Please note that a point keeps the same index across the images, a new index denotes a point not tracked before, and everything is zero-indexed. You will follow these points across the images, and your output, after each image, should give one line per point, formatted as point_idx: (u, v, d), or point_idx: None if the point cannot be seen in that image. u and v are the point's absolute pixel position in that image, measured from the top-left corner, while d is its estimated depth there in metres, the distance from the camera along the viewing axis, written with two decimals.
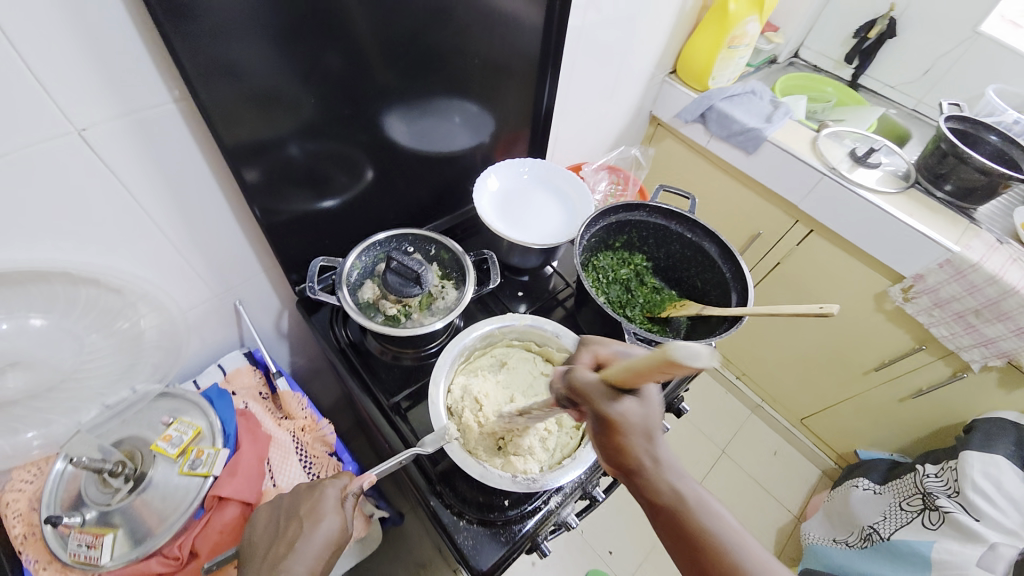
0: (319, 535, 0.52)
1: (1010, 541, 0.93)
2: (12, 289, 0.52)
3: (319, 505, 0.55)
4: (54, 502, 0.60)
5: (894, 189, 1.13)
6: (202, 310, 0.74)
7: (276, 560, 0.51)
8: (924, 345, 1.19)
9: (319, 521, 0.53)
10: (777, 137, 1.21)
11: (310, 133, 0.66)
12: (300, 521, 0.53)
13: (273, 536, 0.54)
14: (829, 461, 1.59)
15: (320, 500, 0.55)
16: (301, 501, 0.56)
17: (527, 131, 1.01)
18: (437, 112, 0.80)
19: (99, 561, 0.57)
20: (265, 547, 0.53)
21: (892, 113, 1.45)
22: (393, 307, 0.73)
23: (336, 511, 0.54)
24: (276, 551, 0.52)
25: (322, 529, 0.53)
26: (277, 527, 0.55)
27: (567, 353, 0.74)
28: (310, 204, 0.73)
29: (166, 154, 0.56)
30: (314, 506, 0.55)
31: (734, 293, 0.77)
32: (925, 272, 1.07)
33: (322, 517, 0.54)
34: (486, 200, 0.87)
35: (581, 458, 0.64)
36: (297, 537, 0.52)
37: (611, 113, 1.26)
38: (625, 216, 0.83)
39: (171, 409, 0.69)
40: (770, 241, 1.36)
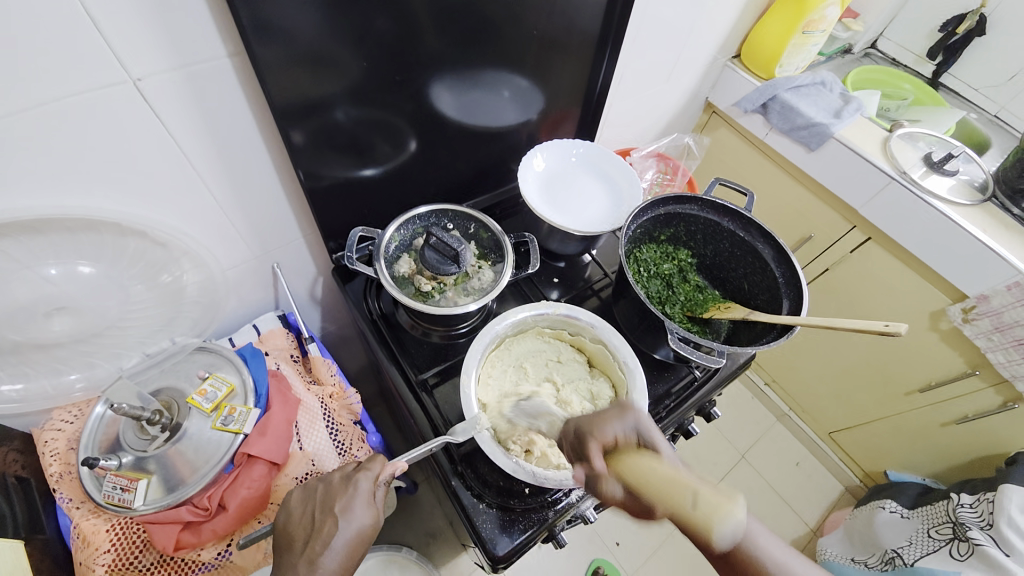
0: (354, 529, 0.55)
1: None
2: (63, 236, 0.53)
3: (354, 500, 0.56)
4: (92, 444, 0.62)
5: (968, 201, 1.04)
6: (241, 270, 0.74)
7: (313, 549, 0.53)
8: (977, 371, 1.12)
9: (353, 514, 0.55)
10: (843, 134, 1.13)
11: (356, 98, 0.64)
12: (337, 515, 0.55)
13: (307, 529, 0.55)
14: (855, 478, 1.53)
15: (355, 496, 0.56)
16: (335, 493, 0.57)
17: (576, 111, 0.96)
18: (486, 85, 0.77)
19: (131, 505, 0.59)
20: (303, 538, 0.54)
21: (972, 118, 1.33)
22: (427, 283, 0.72)
23: (369, 506, 0.56)
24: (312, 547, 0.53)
25: (356, 525, 0.55)
26: (312, 518, 0.56)
27: (600, 343, 0.72)
28: (351, 171, 0.71)
29: (217, 110, 0.55)
30: (349, 499, 0.56)
31: (785, 300, 0.72)
32: (990, 293, 0.99)
33: (356, 511, 0.55)
34: (530, 179, 0.84)
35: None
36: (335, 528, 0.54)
37: (666, 96, 1.20)
38: (674, 209, 0.79)
39: (206, 364, 0.70)
40: (821, 246, 1.29)
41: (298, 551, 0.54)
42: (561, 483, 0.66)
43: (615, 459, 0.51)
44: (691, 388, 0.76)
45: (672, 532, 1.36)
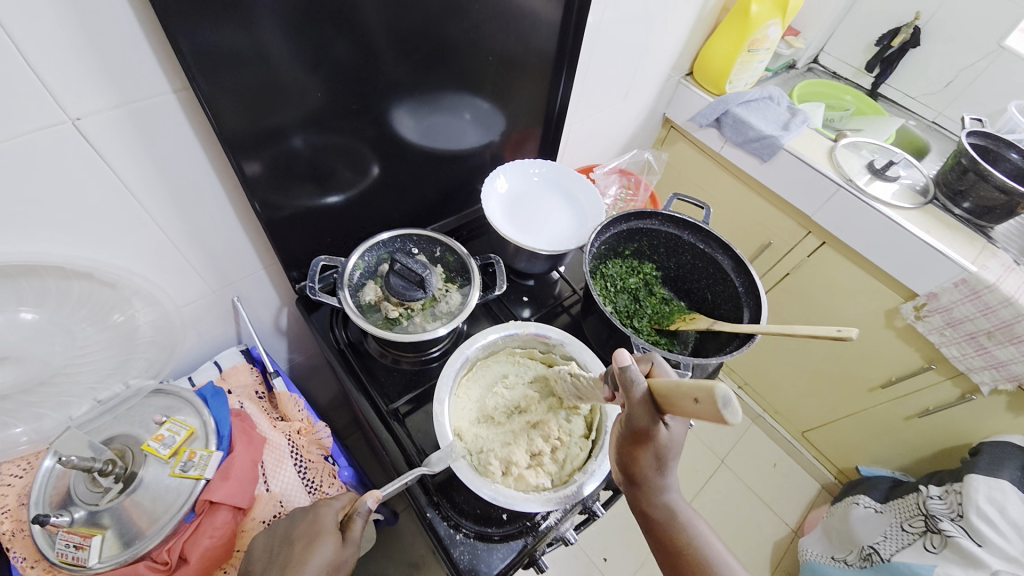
0: (316, 559, 0.50)
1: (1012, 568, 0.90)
2: (2, 283, 0.50)
3: (313, 527, 0.54)
4: (42, 500, 0.58)
5: (911, 205, 1.11)
6: (199, 306, 0.71)
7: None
8: (933, 364, 1.17)
9: (316, 542, 0.52)
10: (792, 145, 1.18)
11: (314, 125, 0.63)
12: (297, 547, 0.52)
13: (267, 560, 0.54)
14: (829, 475, 1.57)
15: (315, 522, 0.55)
16: (298, 524, 0.55)
17: (538, 130, 0.98)
18: (447, 108, 0.78)
19: (85, 564, 0.55)
20: (263, 566, 0.53)
21: (910, 125, 1.42)
22: (394, 310, 0.71)
23: (332, 532, 0.53)
24: None
25: (317, 555, 0.51)
26: (272, 551, 0.54)
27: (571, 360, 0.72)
28: (312, 199, 0.71)
29: (164, 146, 0.53)
30: (311, 526, 0.54)
31: (746, 309, 0.74)
32: (939, 290, 1.05)
33: (317, 540, 0.52)
34: (494, 202, 0.84)
35: (592, 472, 0.63)
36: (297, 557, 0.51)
37: (625, 113, 1.23)
38: (637, 223, 0.80)
39: (163, 407, 0.67)
40: (781, 251, 1.34)
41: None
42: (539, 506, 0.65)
43: (625, 447, 0.53)
44: None
45: None
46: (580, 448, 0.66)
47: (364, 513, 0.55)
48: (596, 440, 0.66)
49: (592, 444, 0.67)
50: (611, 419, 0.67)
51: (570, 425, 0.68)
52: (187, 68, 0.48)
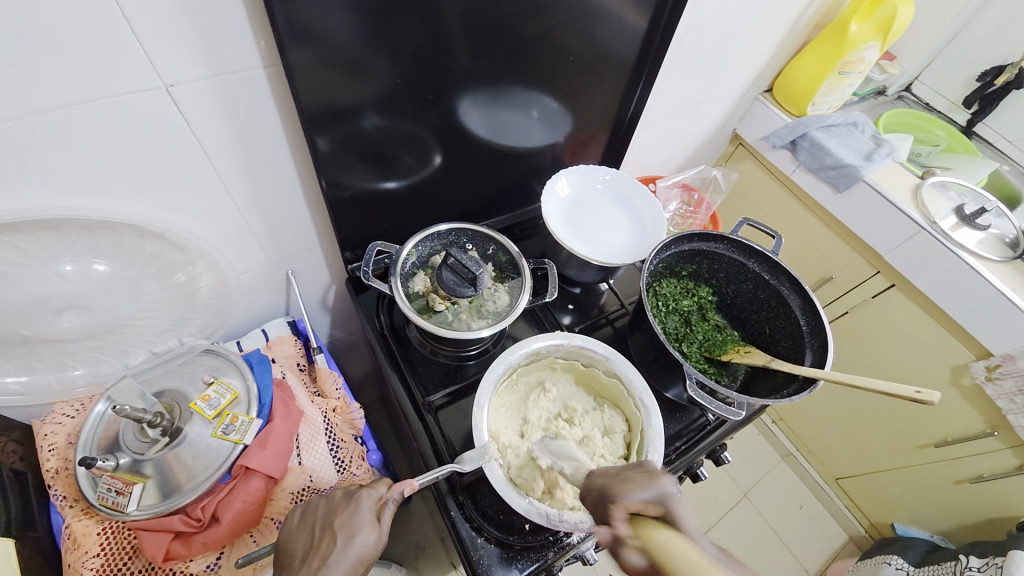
0: (354, 550, 0.51)
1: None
2: (81, 234, 0.52)
3: (355, 517, 0.53)
4: (90, 442, 0.61)
5: (999, 257, 1.02)
6: (256, 275, 0.73)
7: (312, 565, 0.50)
8: (996, 431, 1.08)
9: (354, 534, 0.52)
10: (873, 178, 1.10)
11: (386, 108, 0.63)
12: (339, 535, 0.52)
13: (307, 543, 0.52)
14: (859, 527, 1.49)
15: (356, 513, 0.54)
16: (336, 513, 0.54)
17: (604, 135, 0.95)
18: (515, 104, 0.76)
19: (124, 509, 0.57)
20: (303, 552, 0.52)
21: (1005, 169, 1.30)
22: (441, 303, 0.70)
23: (371, 525, 0.53)
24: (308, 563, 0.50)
25: (357, 544, 0.51)
26: (311, 533, 0.53)
27: (615, 377, 0.69)
28: (374, 183, 0.71)
29: (246, 120, 0.54)
30: (350, 517, 0.53)
31: (809, 350, 0.69)
32: (1017, 353, 0.96)
33: (356, 531, 0.52)
34: (553, 205, 0.82)
35: None
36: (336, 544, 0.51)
37: (694, 125, 1.18)
38: (699, 245, 0.77)
39: (212, 368, 0.69)
40: (842, 287, 1.26)
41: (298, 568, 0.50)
42: None
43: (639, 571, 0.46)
44: (703, 432, 0.73)
45: None
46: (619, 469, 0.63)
47: (397, 501, 0.56)
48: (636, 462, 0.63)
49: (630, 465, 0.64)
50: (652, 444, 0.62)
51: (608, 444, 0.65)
52: (278, 41, 0.49)
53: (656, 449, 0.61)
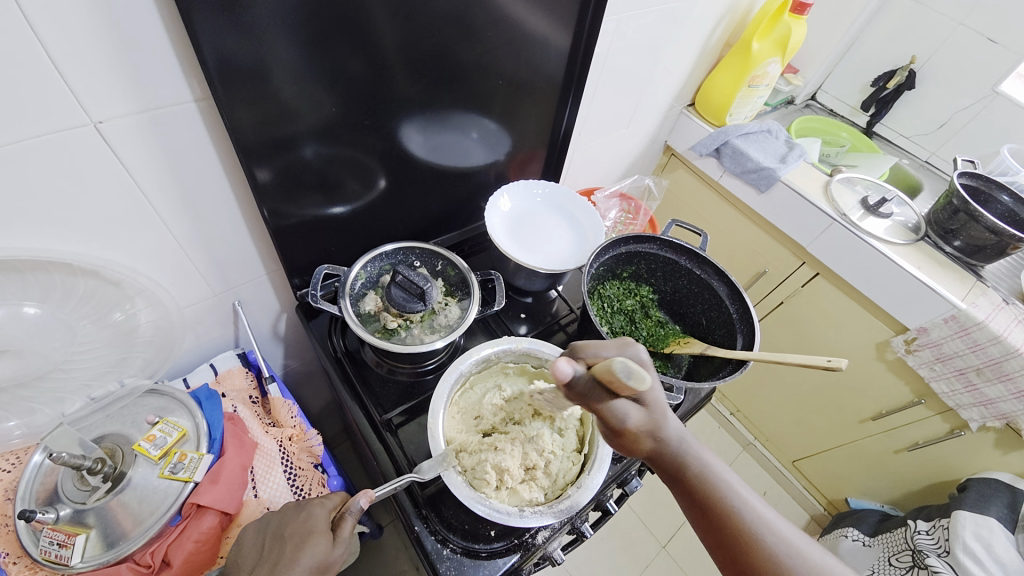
0: (306, 558, 0.50)
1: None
2: (8, 276, 0.51)
3: (307, 526, 0.53)
4: (29, 495, 0.57)
5: (904, 240, 1.13)
6: (200, 308, 0.72)
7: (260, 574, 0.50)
8: (923, 399, 1.18)
9: (306, 543, 0.52)
10: (789, 178, 1.21)
11: (326, 138, 0.65)
12: (290, 542, 0.51)
13: (257, 555, 0.52)
14: (818, 506, 1.57)
15: (308, 521, 0.54)
16: (288, 522, 0.54)
17: (542, 152, 1.00)
18: (455, 127, 0.80)
19: (68, 562, 0.54)
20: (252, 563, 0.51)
21: (904, 164, 1.46)
22: (393, 321, 0.71)
23: (325, 533, 0.53)
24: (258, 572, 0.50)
25: (309, 552, 0.50)
26: (262, 545, 0.53)
27: None
28: (319, 209, 0.72)
29: (181, 152, 0.55)
30: (302, 526, 0.53)
31: (740, 335, 0.75)
32: (929, 325, 1.07)
33: (309, 539, 0.52)
34: (496, 220, 0.86)
35: (585, 487, 0.63)
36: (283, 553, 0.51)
37: (627, 139, 1.26)
38: (635, 248, 0.82)
39: (157, 408, 0.67)
40: (775, 280, 1.36)
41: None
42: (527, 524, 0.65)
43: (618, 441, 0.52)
44: None
45: (645, 566, 1.40)
46: (572, 462, 0.66)
47: (356, 512, 0.54)
48: (589, 455, 0.67)
49: (584, 459, 0.67)
50: (603, 433, 0.68)
51: (561, 439, 0.68)
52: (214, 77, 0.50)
53: (603, 445, 0.67)
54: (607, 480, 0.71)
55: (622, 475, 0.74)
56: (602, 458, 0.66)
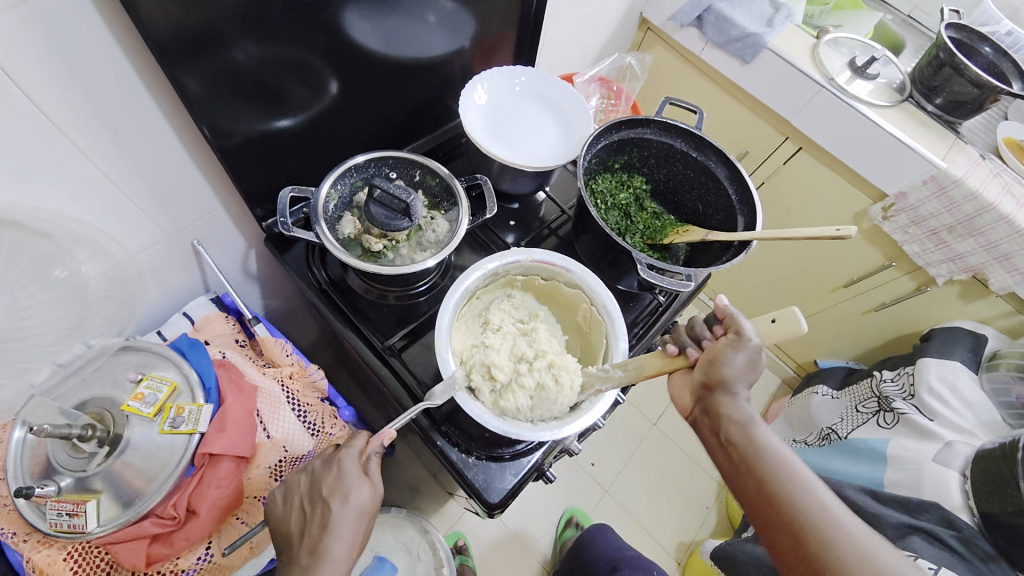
0: (352, 509, 0.50)
1: (965, 439, 1.00)
2: None
3: (342, 480, 0.51)
4: (22, 472, 0.54)
5: (888, 102, 1.10)
6: (155, 252, 0.63)
7: (317, 547, 0.48)
8: (894, 262, 1.24)
9: (346, 494, 0.50)
10: (776, 44, 1.12)
11: (258, 34, 0.53)
12: (332, 500, 0.50)
13: (301, 520, 0.51)
14: (789, 370, 1.72)
15: (342, 475, 0.51)
16: (322, 480, 0.51)
17: (512, 36, 0.88)
18: (408, 10, 0.67)
19: (85, 528, 0.52)
20: (297, 530, 0.50)
21: (887, 19, 1.36)
22: (378, 242, 0.65)
23: (362, 481, 0.51)
24: (312, 532, 0.49)
25: (354, 501, 0.50)
26: (303, 509, 0.51)
27: (580, 290, 0.64)
28: (263, 123, 0.61)
29: (72, 55, 0.43)
30: (337, 481, 0.51)
31: (740, 218, 0.72)
32: (908, 189, 1.08)
33: (348, 489, 0.50)
34: (472, 115, 0.76)
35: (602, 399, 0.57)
36: (333, 516, 0.49)
37: (601, 12, 1.12)
38: (628, 133, 0.75)
39: (137, 364, 0.61)
40: (756, 160, 1.33)
41: (299, 551, 0.49)
42: None
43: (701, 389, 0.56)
44: (656, 313, 0.78)
45: (640, 442, 1.55)
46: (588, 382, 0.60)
47: (380, 450, 0.53)
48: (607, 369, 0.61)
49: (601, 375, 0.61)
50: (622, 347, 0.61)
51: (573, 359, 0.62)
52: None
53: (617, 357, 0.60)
54: None
55: None
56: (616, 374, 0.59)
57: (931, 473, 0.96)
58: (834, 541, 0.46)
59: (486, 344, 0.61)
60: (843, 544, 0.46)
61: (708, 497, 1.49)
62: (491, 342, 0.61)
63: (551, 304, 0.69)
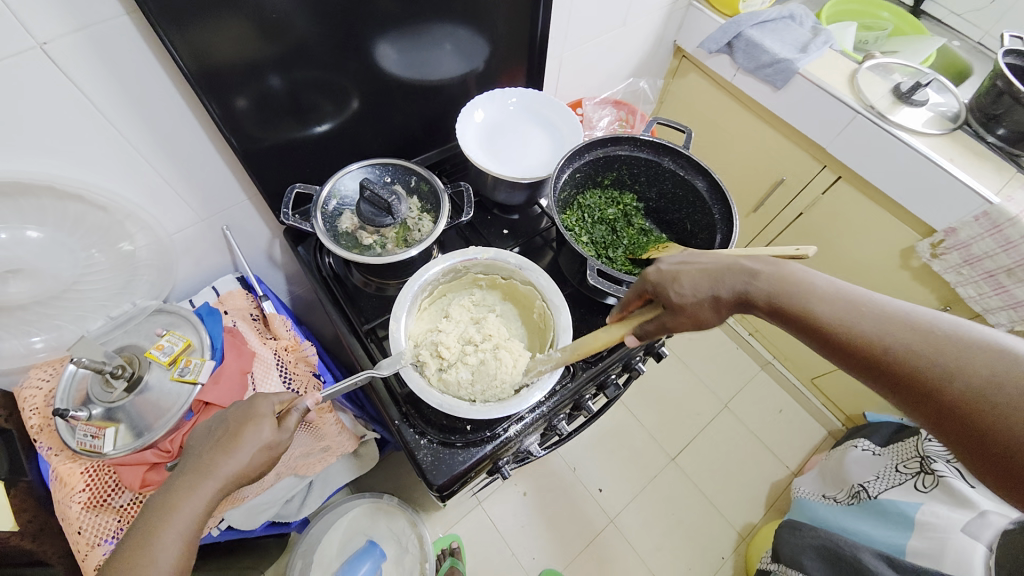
0: (253, 440, 0.53)
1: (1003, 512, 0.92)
2: (4, 201, 0.55)
3: (256, 413, 0.55)
4: (67, 397, 0.67)
5: (938, 131, 1.01)
6: (192, 234, 0.77)
7: (209, 457, 0.52)
8: (948, 306, 1.11)
9: (252, 426, 0.54)
10: (810, 70, 1.09)
11: (292, 64, 0.65)
12: (238, 425, 0.54)
13: (205, 433, 0.55)
14: (836, 422, 1.59)
15: (257, 409, 0.55)
16: (240, 407, 0.56)
17: (525, 64, 0.95)
18: (428, 40, 0.77)
19: (102, 450, 0.64)
20: (200, 440, 0.55)
21: (953, 45, 1.27)
22: (369, 237, 0.74)
23: (270, 419, 0.55)
24: (206, 445, 0.54)
25: (253, 434, 0.54)
26: (211, 426, 0.56)
27: (531, 287, 0.72)
28: (294, 132, 0.73)
29: (131, 77, 0.56)
30: (250, 411, 0.55)
31: (719, 235, 0.73)
32: (958, 226, 0.97)
33: (253, 422, 0.54)
34: (470, 132, 0.84)
35: (539, 386, 0.64)
36: (231, 440, 0.53)
37: (627, 40, 1.16)
38: (613, 151, 0.78)
39: (165, 323, 0.73)
40: (793, 189, 1.27)
41: (196, 455, 0.54)
42: (501, 420, 0.69)
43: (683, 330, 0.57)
44: None
45: (654, 476, 1.47)
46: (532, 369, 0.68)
47: (302, 409, 0.57)
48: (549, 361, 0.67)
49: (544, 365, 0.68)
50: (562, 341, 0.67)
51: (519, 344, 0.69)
52: (179, 15, 0.52)
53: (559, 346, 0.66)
54: (582, 383, 0.73)
55: (599, 378, 0.76)
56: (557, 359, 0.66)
57: (957, 544, 0.90)
58: (883, 324, 0.47)
59: (439, 329, 0.69)
60: (895, 324, 0.46)
61: (726, 547, 1.37)
62: (445, 327, 0.69)
63: (512, 301, 0.76)
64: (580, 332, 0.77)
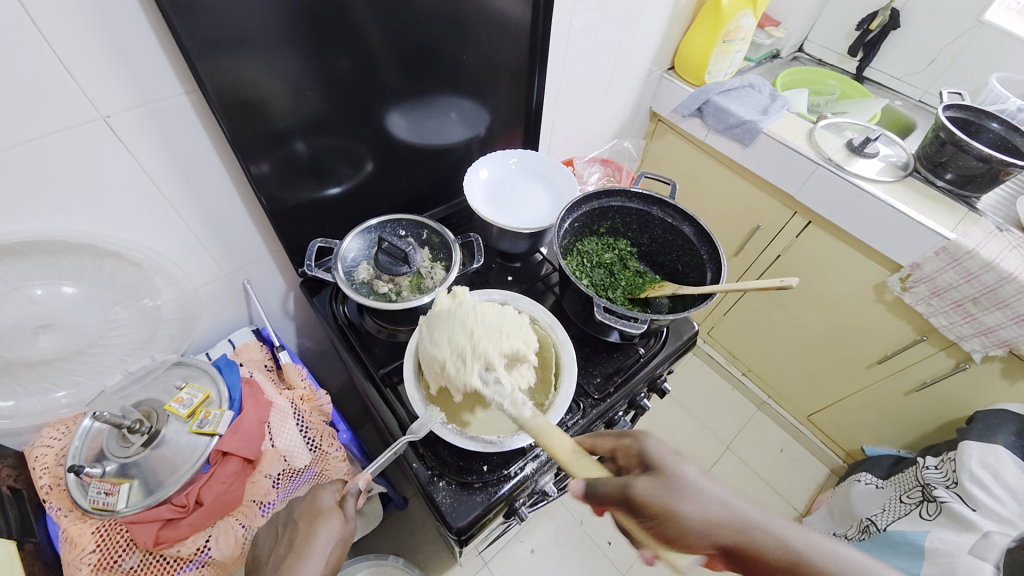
0: (326, 534, 0.59)
1: (1004, 530, 0.92)
2: (47, 259, 0.59)
3: (321, 509, 0.62)
4: (80, 453, 0.66)
5: (892, 178, 1.13)
6: (214, 288, 0.80)
7: (286, 565, 0.57)
8: (925, 336, 1.18)
9: (321, 521, 0.60)
10: (772, 129, 1.22)
11: (314, 131, 0.72)
12: (307, 523, 0.60)
13: (275, 540, 0.61)
14: (837, 458, 1.60)
15: (321, 505, 0.62)
16: (303, 506, 0.63)
17: (521, 129, 1.06)
18: (434, 110, 0.86)
19: (115, 507, 0.63)
20: (273, 549, 0.60)
21: (896, 105, 1.45)
22: (385, 285, 0.78)
23: (336, 511, 0.62)
24: (280, 553, 0.59)
25: (324, 528, 0.60)
26: (278, 531, 0.62)
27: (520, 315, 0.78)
28: (314, 193, 0.79)
29: (180, 146, 0.62)
30: (315, 506, 0.62)
31: (710, 273, 0.79)
32: (922, 261, 1.07)
33: (322, 517, 0.61)
34: (475, 187, 0.91)
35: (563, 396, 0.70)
36: (307, 542, 0.58)
37: (609, 107, 1.29)
38: (606, 202, 0.86)
39: (185, 375, 0.75)
40: (769, 234, 1.37)
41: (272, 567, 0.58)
42: (516, 459, 0.70)
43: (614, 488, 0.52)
44: (639, 364, 0.82)
45: None
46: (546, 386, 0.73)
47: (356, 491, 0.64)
48: (558, 374, 0.73)
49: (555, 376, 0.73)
50: (566, 350, 0.74)
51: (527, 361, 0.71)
52: (225, 91, 0.59)
53: (568, 360, 0.73)
54: (592, 419, 0.76)
55: (607, 414, 0.79)
56: (570, 372, 0.72)
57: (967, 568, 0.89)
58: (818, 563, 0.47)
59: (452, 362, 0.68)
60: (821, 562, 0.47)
61: None
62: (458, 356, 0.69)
63: None
64: (587, 370, 0.81)
